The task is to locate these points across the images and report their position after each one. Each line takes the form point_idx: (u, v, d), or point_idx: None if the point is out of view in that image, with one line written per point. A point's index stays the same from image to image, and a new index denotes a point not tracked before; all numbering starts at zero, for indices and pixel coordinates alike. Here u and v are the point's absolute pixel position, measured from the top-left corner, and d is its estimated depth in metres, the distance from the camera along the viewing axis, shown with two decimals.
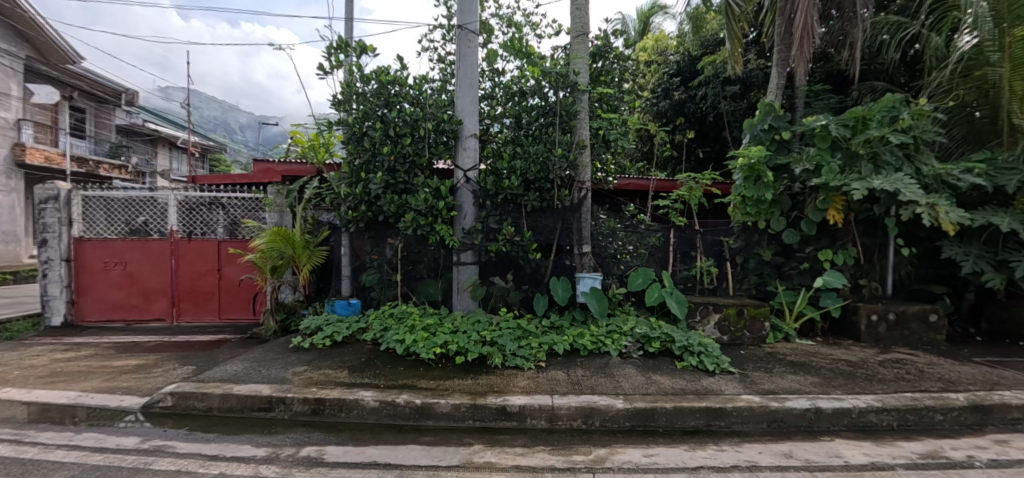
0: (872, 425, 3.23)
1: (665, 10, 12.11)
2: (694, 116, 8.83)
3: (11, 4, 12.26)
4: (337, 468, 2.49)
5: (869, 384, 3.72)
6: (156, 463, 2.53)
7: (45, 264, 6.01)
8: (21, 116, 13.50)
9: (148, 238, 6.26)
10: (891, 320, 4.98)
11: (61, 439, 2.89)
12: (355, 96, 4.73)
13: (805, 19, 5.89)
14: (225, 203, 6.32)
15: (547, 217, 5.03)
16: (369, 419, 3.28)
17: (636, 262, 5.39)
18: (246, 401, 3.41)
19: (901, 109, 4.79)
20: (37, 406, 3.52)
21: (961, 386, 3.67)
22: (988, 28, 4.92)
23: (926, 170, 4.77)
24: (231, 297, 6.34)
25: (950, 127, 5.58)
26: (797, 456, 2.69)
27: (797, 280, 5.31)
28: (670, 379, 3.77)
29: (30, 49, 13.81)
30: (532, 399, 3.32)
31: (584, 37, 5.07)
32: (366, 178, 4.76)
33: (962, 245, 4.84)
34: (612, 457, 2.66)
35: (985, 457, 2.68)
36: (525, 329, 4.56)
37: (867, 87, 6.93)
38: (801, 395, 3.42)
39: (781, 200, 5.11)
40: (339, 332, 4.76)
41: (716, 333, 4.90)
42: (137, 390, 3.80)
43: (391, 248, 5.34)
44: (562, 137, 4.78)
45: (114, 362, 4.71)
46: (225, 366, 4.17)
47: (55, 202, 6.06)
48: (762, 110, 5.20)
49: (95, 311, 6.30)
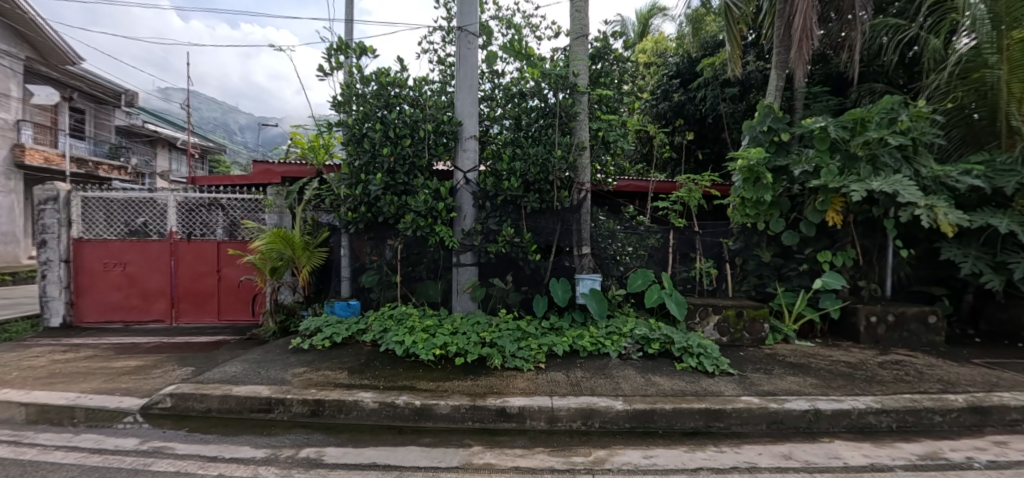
0: (872, 426, 3.23)
1: (664, 12, 12.10)
2: (693, 117, 8.85)
3: (11, 5, 12.30)
4: (337, 469, 2.49)
5: (868, 385, 3.73)
6: (156, 464, 2.53)
7: (45, 265, 6.01)
8: (21, 117, 13.49)
9: (147, 239, 6.25)
10: (891, 321, 4.98)
11: (60, 440, 2.89)
12: (355, 98, 4.74)
13: (804, 20, 5.88)
14: (225, 204, 6.31)
15: (547, 218, 5.05)
16: (368, 420, 3.28)
17: (636, 263, 5.38)
18: (246, 403, 3.41)
19: (899, 111, 4.79)
20: (37, 407, 3.52)
21: (960, 387, 3.68)
22: (986, 31, 4.95)
23: (925, 171, 4.78)
24: (231, 298, 6.34)
25: (949, 128, 5.58)
26: (796, 457, 2.69)
27: (796, 281, 5.33)
28: (670, 381, 3.78)
29: (30, 49, 13.83)
30: (532, 400, 3.32)
31: (584, 39, 5.08)
32: (366, 180, 4.77)
33: (961, 246, 4.86)
34: (612, 458, 2.66)
35: (984, 458, 2.69)
36: (525, 330, 4.56)
37: (866, 90, 6.94)
38: (800, 396, 3.43)
39: (781, 202, 5.12)
40: (338, 334, 4.75)
41: (716, 335, 4.91)
42: (136, 392, 3.80)
43: (391, 249, 5.34)
44: (562, 138, 4.79)
45: (113, 363, 4.71)
46: (225, 367, 4.17)
47: (55, 203, 6.06)
48: (762, 112, 5.20)
49: (94, 312, 6.29)
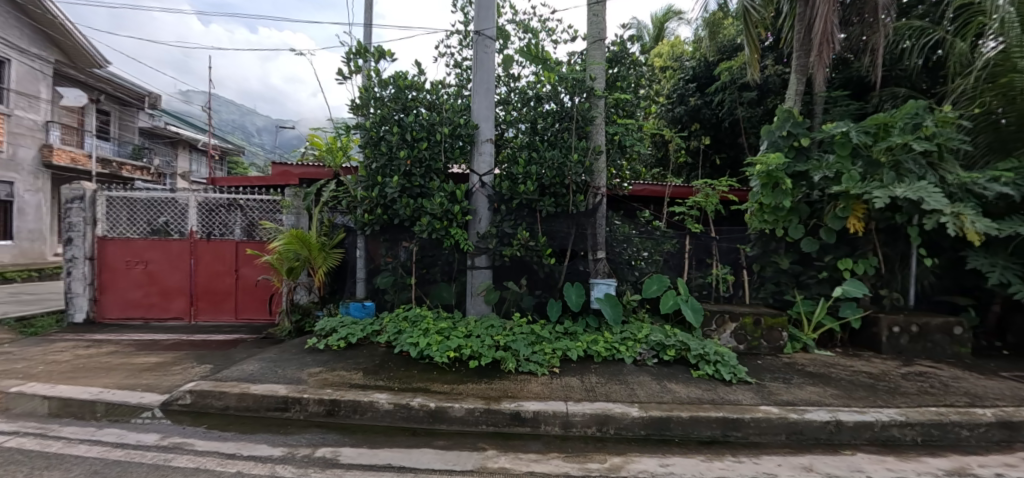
0: (895, 440, 3.14)
1: (679, 15, 12.06)
2: (710, 122, 8.76)
3: (42, 10, 12.68)
4: (353, 469, 2.51)
5: (891, 397, 3.63)
6: (176, 460, 2.57)
7: (70, 262, 6.19)
8: (50, 119, 13.79)
9: (168, 238, 6.39)
10: (913, 332, 4.87)
11: (83, 434, 2.95)
12: (373, 101, 4.81)
13: (825, 24, 5.81)
14: (244, 204, 6.42)
15: (562, 222, 4.98)
16: (382, 421, 3.30)
17: (650, 268, 5.35)
18: (263, 401, 3.45)
19: (924, 116, 4.68)
20: (60, 401, 3.60)
21: (987, 401, 3.56)
22: (1014, 34, 4.96)
23: (950, 178, 4.68)
24: (249, 297, 6.45)
25: (974, 134, 5.40)
26: (816, 469, 2.63)
27: (815, 289, 5.20)
28: (685, 388, 3.73)
29: (59, 53, 14.09)
30: (547, 405, 3.31)
31: (601, 43, 5.06)
32: (382, 182, 4.80)
33: (988, 256, 4.71)
34: (628, 465, 2.63)
35: (1015, 475, 2.60)
36: (538, 334, 4.55)
37: (887, 94, 6.82)
38: (821, 407, 3.36)
39: (800, 208, 5.03)
40: (353, 334, 4.80)
41: (733, 342, 4.82)
42: (156, 388, 3.87)
43: (405, 252, 5.30)
44: (578, 142, 4.80)
45: (133, 359, 4.80)
46: (242, 365, 4.23)
47: (81, 202, 6.22)
48: (781, 117, 5.12)
49: (115, 309, 6.45)
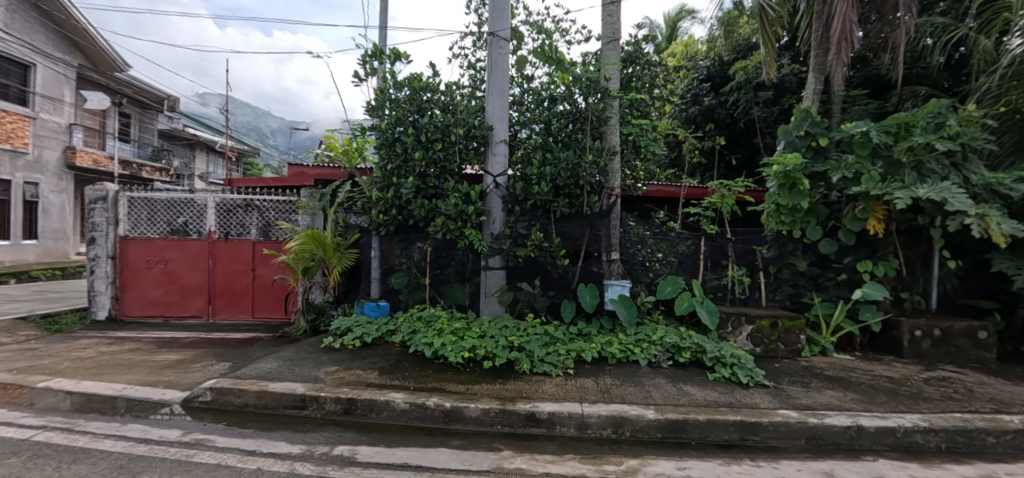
0: (919, 446, 3.08)
1: (693, 14, 11.96)
2: (725, 121, 8.67)
3: (65, 15, 13.03)
4: (370, 468, 2.53)
5: (914, 402, 3.55)
6: (198, 456, 2.62)
7: (94, 261, 6.35)
8: (73, 121, 14.20)
9: (187, 238, 6.52)
10: (936, 335, 4.76)
11: (108, 429, 3.03)
12: (389, 103, 4.86)
13: (844, 21, 5.71)
14: (261, 205, 6.52)
15: (575, 223, 4.96)
16: (398, 420, 3.33)
17: (665, 269, 5.31)
18: (281, 399, 3.50)
19: (948, 115, 4.56)
20: (85, 396, 3.70)
21: (1015, 407, 3.46)
22: None
23: (975, 179, 4.58)
24: (265, 297, 6.55)
25: (1000, 133, 5.23)
26: (837, 474, 2.59)
27: (834, 292, 5.11)
28: (702, 391, 3.69)
29: (82, 57, 14.54)
30: (562, 406, 3.31)
31: (616, 43, 5.04)
32: (397, 183, 4.85)
33: (1014, 259, 4.58)
34: (644, 468, 2.61)
35: None
36: (552, 335, 4.54)
37: (908, 92, 6.67)
38: (841, 412, 3.30)
39: (818, 209, 4.96)
40: (368, 334, 4.85)
41: (749, 345, 4.76)
42: (176, 385, 3.95)
43: (419, 252, 5.33)
44: (593, 143, 4.80)
45: (154, 356, 4.91)
46: (260, 363, 4.30)
47: (104, 202, 6.39)
48: (798, 116, 5.04)
49: (136, 307, 6.59)
